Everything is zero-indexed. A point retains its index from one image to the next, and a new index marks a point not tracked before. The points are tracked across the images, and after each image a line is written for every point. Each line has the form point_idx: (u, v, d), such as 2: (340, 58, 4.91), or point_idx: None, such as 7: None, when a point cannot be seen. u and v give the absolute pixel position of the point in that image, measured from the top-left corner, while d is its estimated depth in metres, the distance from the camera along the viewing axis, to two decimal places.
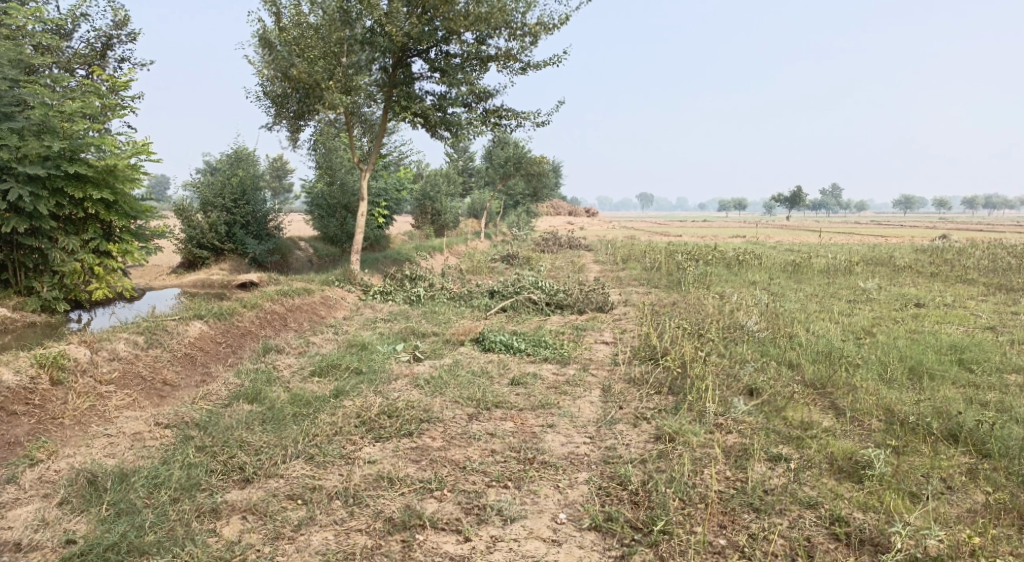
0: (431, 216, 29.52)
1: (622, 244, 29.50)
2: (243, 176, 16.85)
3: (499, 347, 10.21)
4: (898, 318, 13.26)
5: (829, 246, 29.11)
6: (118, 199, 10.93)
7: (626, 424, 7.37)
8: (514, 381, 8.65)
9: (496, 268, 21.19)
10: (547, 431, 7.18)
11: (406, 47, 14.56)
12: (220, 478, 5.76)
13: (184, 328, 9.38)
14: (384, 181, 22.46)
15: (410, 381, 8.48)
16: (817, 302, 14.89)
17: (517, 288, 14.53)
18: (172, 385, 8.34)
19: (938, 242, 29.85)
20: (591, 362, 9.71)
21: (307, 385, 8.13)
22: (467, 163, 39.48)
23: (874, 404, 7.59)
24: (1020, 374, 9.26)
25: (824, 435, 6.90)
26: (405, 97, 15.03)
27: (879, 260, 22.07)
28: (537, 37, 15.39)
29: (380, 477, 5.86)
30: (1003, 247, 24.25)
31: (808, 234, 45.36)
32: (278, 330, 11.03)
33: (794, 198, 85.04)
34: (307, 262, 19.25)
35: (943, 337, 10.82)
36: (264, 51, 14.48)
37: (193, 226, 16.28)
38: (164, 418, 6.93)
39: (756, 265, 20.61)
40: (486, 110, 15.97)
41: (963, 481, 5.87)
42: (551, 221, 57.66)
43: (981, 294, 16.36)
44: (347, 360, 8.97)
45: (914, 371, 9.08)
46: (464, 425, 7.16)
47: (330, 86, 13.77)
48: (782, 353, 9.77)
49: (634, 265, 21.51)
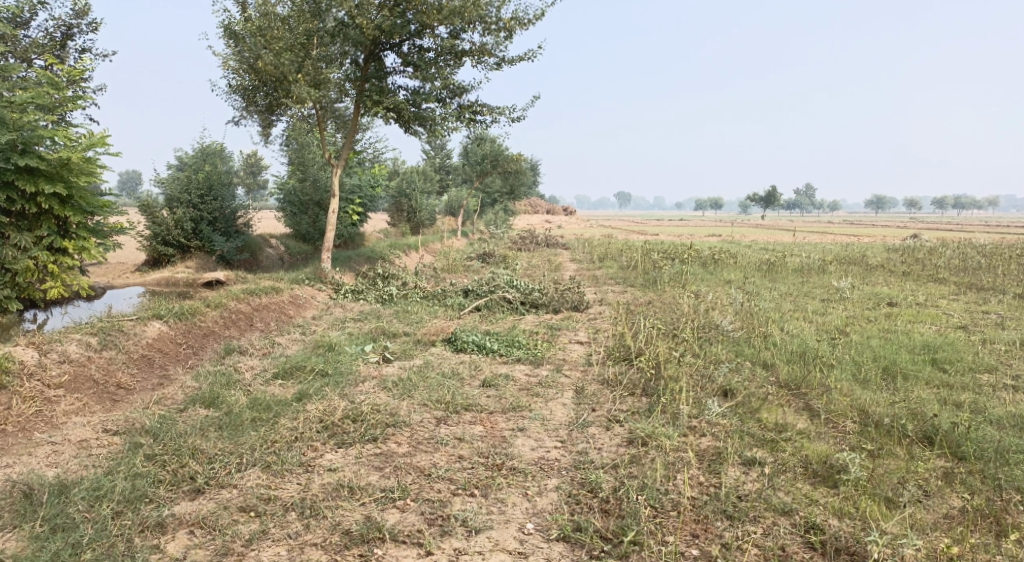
0: (407, 213, 29.18)
1: (599, 243, 29.42)
2: (210, 171, 16.36)
3: (471, 348, 9.97)
4: (872, 317, 13.24)
5: (804, 245, 29.21)
6: (74, 194, 10.49)
7: (598, 427, 7.18)
8: (485, 383, 8.42)
9: (471, 267, 20.92)
10: (517, 435, 6.96)
11: (378, 41, 14.26)
12: (169, 489, 5.54)
13: (142, 328, 9.03)
14: (359, 178, 22.07)
15: (378, 383, 8.21)
16: (792, 301, 14.84)
17: (491, 287, 14.29)
18: (127, 388, 8.00)
19: (909, 241, 30.14)
20: (565, 363, 9.51)
21: (269, 388, 7.83)
22: (444, 160, 39.21)
23: (848, 405, 7.49)
24: (992, 373, 9.23)
25: (799, 438, 6.78)
26: (377, 91, 14.76)
27: (853, 259, 22.16)
28: (512, 32, 15.16)
29: (340, 486, 5.62)
30: (972, 246, 24.56)
31: (782, 233, 45.76)
32: (243, 330, 10.67)
33: (769, 198, 85.83)
34: (278, 259, 18.81)
35: (917, 337, 10.79)
36: (229, 43, 14.06)
37: (158, 222, 15.81)
38: (113, 425, 6.63)
39: (731, 263, 20.59)
40: (461, 106, 15.69)
41: (939, 484, 5.74)
42: (529, 219, 57.51)
43: (952, 293, 16.46)
44: (313, 361, 8.66)
45: (888, 371, 9.01)
46: (432, 429, 6.91)
47: (298, 79, 13.41)
48: (757, 353, 9.66)
49: (611, 264, 21.39)
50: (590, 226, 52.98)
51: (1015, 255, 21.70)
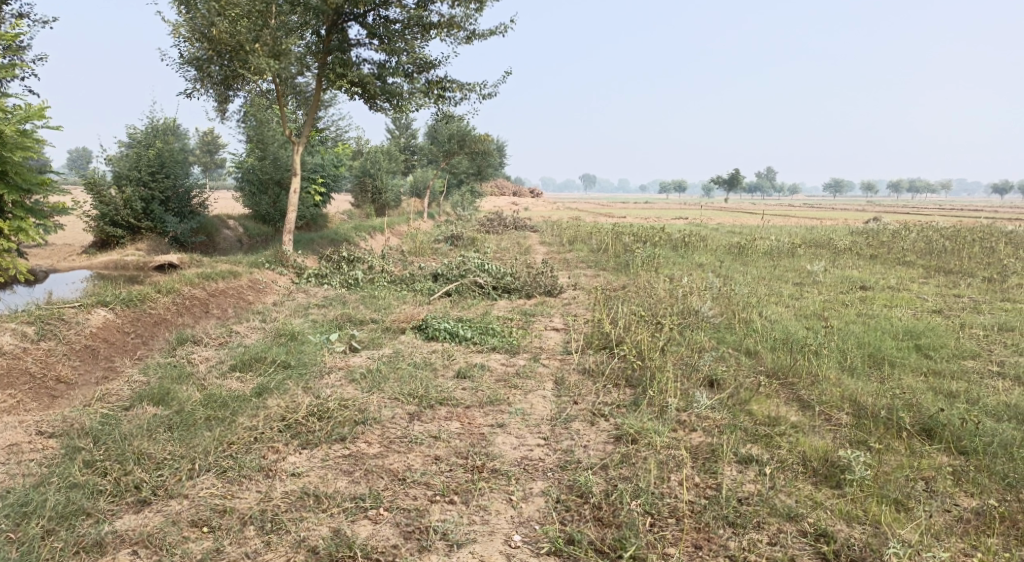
0: (372, 194, 28.33)
1: (567, 225, 28.91)
2: (161, 147, 15.34)
3: (443, 335, 9.44)
4: (847, 301, 13.02)
5: (770, 228, 29.15)
6: (9, 170, 9.52)
7: (582, 422, 6.75)
8: (460, 375, 7.90)
9: (439, 249, 20.31)
10: (496, 431, 6.48)
11: (342, 11, 13.49)
12: (110, 501, 5.04)
13: (85, 317, 8.29)
14: (321, 157, 21.24)
15: (345, 375, 7.64)
16: (767, 285, 14.57)
17: (462, 270, 13.73)
18: (68, 383, 7.32)
19: (871, 223, 30.49)
20: (542, 351, 9.03)
21: (226, 382, 7.18)
22: (409, 140, 38.30)
23: (840, 395, 7.19)
24: (975, 360, 9.03)
25: (794, 432, 6.44)
26: (341, 64, 14.01)
27: (820, 242, 22.08)
28: (483, 5, 14.50)
29: (305, 495, 5.17)
30: (934, 229, 24.70)
31: (746, 215, 46.01)
32: (198, 318, 9.94)
33: (732, 181, 86.38)
34: (236, 241, 17.92)
35: (897, 322, 10.57)
36: (180, 10, 13.12)
37: (106, 202, 14.87)
38: (49, 426, 5.96)
39: (702, 247, 20.32)
40: (429, 82, 15.01)
41: (947, 484, 5.55)
42: (496, 201, 56.78)
43: (921, 277, 16.39)
44: (274, 352, 8.02)
45: (874, 358, 8.74)
46: (405, 426, 6.39)
47: (255, 50, 12.61)
48: (740, 340, 9.32)
49: (580, 247, 20.98)
50: (556, 209, 52.42)
51: (978, 238, 21.85)
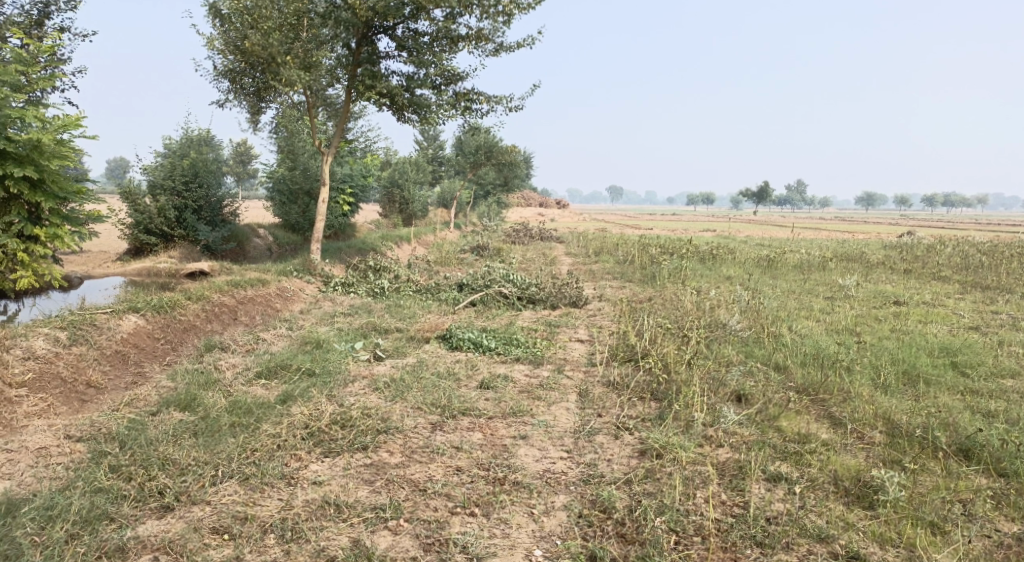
0: (399, 204, 28.53)
1: (594, 236, 28.74)
2: (195, 157, 15.59)
3: (468, 345, 9.42)
4: (880, 317, 12.73)
5: (800, 241, 28.69)
6: (45, 178, 9.73)
7: (606, 436, 6.66)
8: (483, 385, 7.84)
9: (465, 259, 20.34)
10: (519, 443, 6.42)
11: (372, 24, 13.62)
12: (134, 507, 5.07)
13: (116, 322, 8.42)
14: (349, 167, 21.44)
15: (369, 384, 7.64)
16: (797, 299, 14.31)
17: (487, 281, 13.72)
18: (98, 387, 7.42)
19: (905, 238, 29.90)
20: (566, 363, 8.95)
21: (251, 389, 7.22)
22: (437, 151, 38.55)
23: (873, 412, 7.00)
24: (1015, 379, 8.75)
25: (824, 450, 6.28)
26: (370, 76, 14.13)
27: (852, 256, 21.68)
28: (511, 17, 14.54)
29: (326, 504, 5.15)
30: (971, 244, 24.13)
31: (777, 229, 45.49)
32: (226, 324, 10.03)
33: (762, 193, 85.43)
34: (266, 249, 18.12)
35: (932, 338, 10.29)
36: (214, 22, 13.34)
37: (140, 210, 15.15)
38: (77, 430, 6.03)
39: (730, 259, 20.07)
40: (457, 94, 15.07)
41: (986, 508, 5.35)
42: (523, 212, 56.81)
43: (957, 292, 16.00)
44: (299, 359, 8.05)
45: (908, 376, 8.50)
46: (426, 436, 6.36)
47: (287, 61, 12.78)
48: (768, 354, 9.15)
49: (607, 258, 20.86)
50: (583, 220, 52.23)
51: (1017, 254, 21.28)
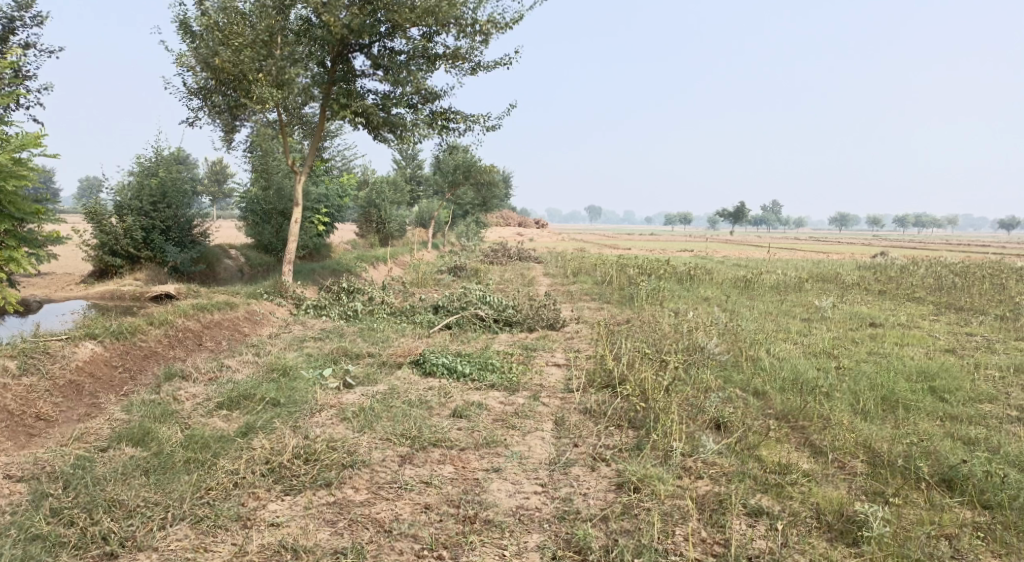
0: (376, 224, 28.23)
1: (572, 256, 28.63)
2: (164, 177, 15.21)
3: (441, 371, 9.14)
4: (857, 339, 12.67)
5: (776, 261, 28.83)
6: (3, 199, 9.34)
7: (582, 468, 6.42)
8: (456, 414, 7.56)
9: (441, 280, 20.08)
10: (492, 477, 6.16)
11: (347, 41, 13.44)
12: (74, 554, 4.82)
13: (72, 350, 8.04)
14: (325, 187, 21.12)
15: (336, 413, 7.33)
16: (774, 321, 14.23)
17: (462, 303, 13.48)
18: (48, 420, 7.04)
19: (879, 258, 30.20)
20: (542, 389, 8.69)
21: (209, 421, 6.88)
22: (415, 170, 38.38)
23: (854, 440, 6.83)
24: (993, 404, 8.66)
25: (806, 482, 6.12)
26: (345, 94, 13.91)
27: (828, 277, 21.77)
28: (488, 36, 14.44)
29: (282, 548, 4.93)
30: (943, 265, 24.41)
31: (752, 249, 45.87)
32: (190, 350, 9.62)
33: (737, 214, 86.33)
34: (237, 271, 17.72)
35: (910, 361, 10.20)
36: (184, 39, 13.06)
37: (106, 231, 14.71)
38: (18, 470, 5.68)
39: (707, 280, 20.02)
40: (433, 113, 14.90)
41: (973, 545, 5.28)
42: (502, 232, 56.78)
43: (932, 314, 16.04)
44: (264, 388, 7.68)
45: (888, 402, 8.36)
46: (395, 471, 6.06)
47: (258, 79, 12.51)
48: (747, 379, 8.97)
49: (585, 279, 20.73)
50: (562, 241, 52.26)
51: (988, 275, 21.50)
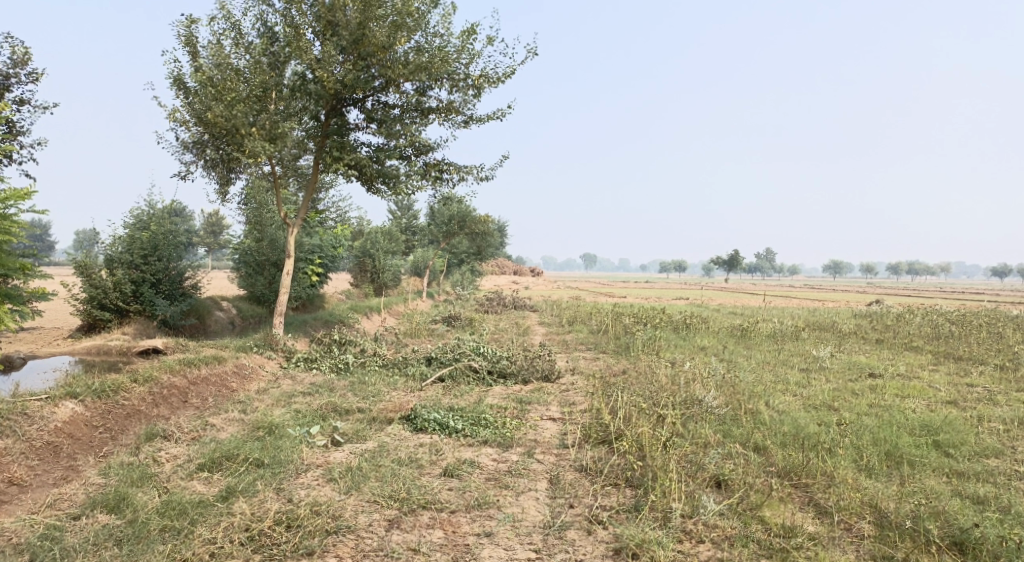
0: (370, 274, 28.07)
1: (567, 305, 28.48)
2: (155, 229, 15.12)
3: (433, 427, 8.87)
4: (857, 391, 12.44)
5: (771, 310, 28.73)
6: None
7: (578, 531, 6.16)
8: (447, 473, 7.29)
9: (435, 331, 19.87)
10: (483, 543, 5.91)
11: (341, 96, 13.53)
12: None
13: (50, 410, 7.79)
14: (319, 238, 21.05)
15: (323, 474, 7.06)
16: (772, 372, 14.01)
17: (456, 354, 13.26)
18: (21, 485, 6.77)
19: (874, 306, 30.13)
20: (537, 446, 8.42)
21: (189, 485, 6.62)
22: (410, 220, 38.50)
23: (860, 499, 6.58)
24: (1000, 459, 8.41)
25: (812, 546, 5.92)
26: (338, 147, 13.95)
27: (824, 326, 21.62)
28: (481, 90, 14.59)
29: None
30: (939, 313, 24.31)
31: (747, 296, 45.78)
32: (175, 408, 9.35)
33: (731, 261, 86.65)
34: (228, 323, 17.50)
35: (912, 414, 9.96)
36: (179, 94, 13.14)
37: (95, 284, 14.54)
38: None
39: (703, 330, 19.83)
40: (427, 164, 14.94)
41: None
42: (497, 280, 56.74)
43: (931, 364, 15.83)
44: (248, 448, 7.42)
45: (892, 457, 8.11)
46: (382, 536, 5.88)
47: (252, 133, 12.53)
48: (748, 434, 8.71)
49: (580, 329, 20.55)
50: (557, 289, 52.19)
51: (985, 323, 21.39)
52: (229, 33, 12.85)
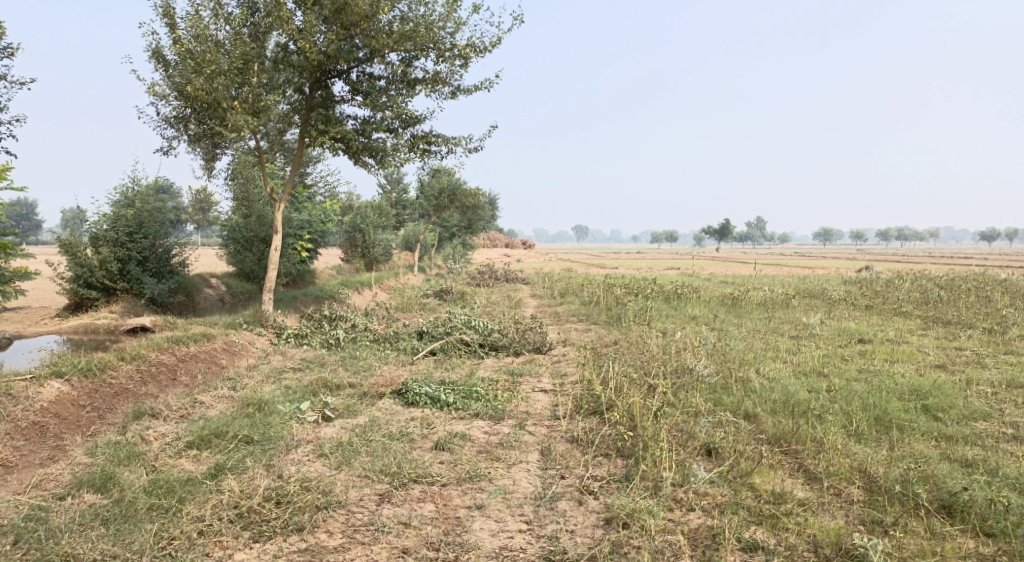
0: (361, 249, 27.88)
1: (559, 277, 28.45)
2: (139, 207, 14.89)
3: (424, 401, 8.84)
4: (846, 357, 12.50)
5: (761, 278, 28.78)
6: None
7: (569, 502, 6.16)
8: (438, 446, 7.27)
9: (426, 305, 19.81)
10: (474, 515, 5.92)
11: (324, 68, 13.26)
12: None
13: (36, 390, 7.71)
14: (308, 213, 20.84)
15: (313, 449, 7.02)
16: (763, 340, 14.05)
17: (447, 328, 13.21)
18: (7, 466, 6.70)
19: (863, 273, 30.27)
20: (528, 417, 8.41)
21: (177, 463, 6.58)
22: (400, 194, 38.24)
23: (849, 464, 6.62)
24: (988, 422, 8.46)
25: (801, 511, 5.95)
26: (323, 120, 13.72)
27: (814, 293, 21.69)
28: (467, 60, 14.34)
29: None
30: (928, 278, 24.44)
31: (739, 266, 45.80)
32: (164, 386, 9.27)
33: (723, 230, 86.76)
34: (217, 300, 17.37)
35: (901, 379, 10.01)
36: (158, 68, 12.84)
37: (80, 263, 14.35)
38: None
39: (695, 298, 19.85)
40: (413, 137, 14.74)
41: None
42: (489, 253, 56.67)
43: (920, 329, 15.91)
44: (237, 425, 7.36)
45: (882, 422, 8.14)
46: (373, 511, 5.87)
47: (233, 107, 12.28)
48: (738, 402, 8.72)
49: (571, 300, 20.52)
50: (549, 261, 52.18)
51: (973, 288, 21.51)
52: (208, 4, 12.51)
